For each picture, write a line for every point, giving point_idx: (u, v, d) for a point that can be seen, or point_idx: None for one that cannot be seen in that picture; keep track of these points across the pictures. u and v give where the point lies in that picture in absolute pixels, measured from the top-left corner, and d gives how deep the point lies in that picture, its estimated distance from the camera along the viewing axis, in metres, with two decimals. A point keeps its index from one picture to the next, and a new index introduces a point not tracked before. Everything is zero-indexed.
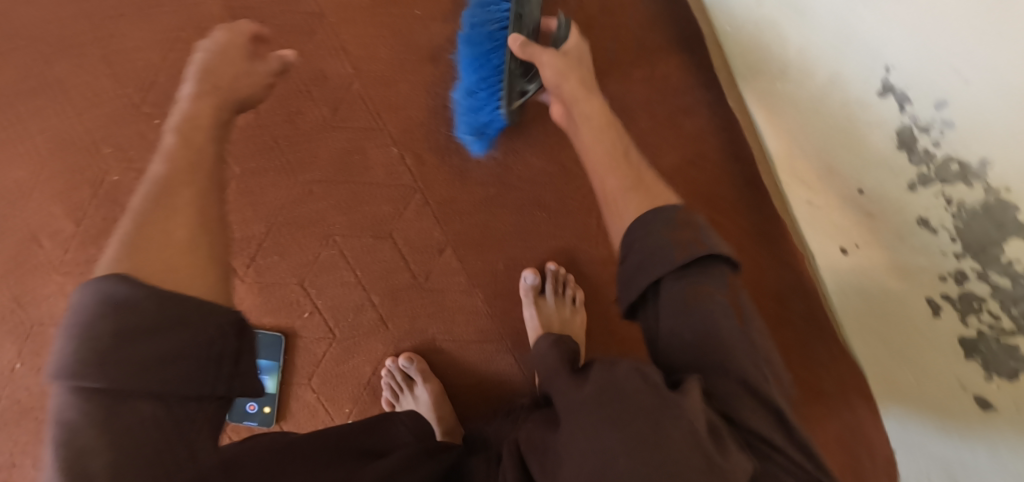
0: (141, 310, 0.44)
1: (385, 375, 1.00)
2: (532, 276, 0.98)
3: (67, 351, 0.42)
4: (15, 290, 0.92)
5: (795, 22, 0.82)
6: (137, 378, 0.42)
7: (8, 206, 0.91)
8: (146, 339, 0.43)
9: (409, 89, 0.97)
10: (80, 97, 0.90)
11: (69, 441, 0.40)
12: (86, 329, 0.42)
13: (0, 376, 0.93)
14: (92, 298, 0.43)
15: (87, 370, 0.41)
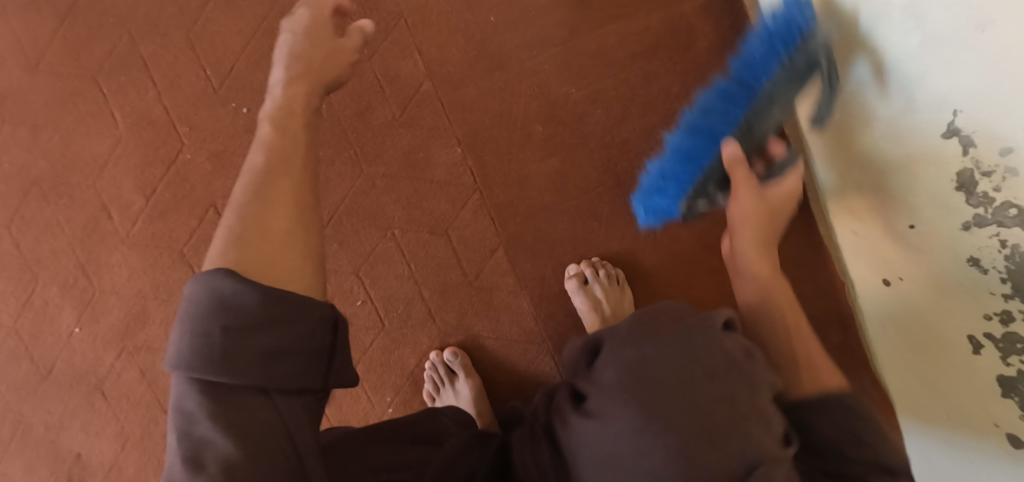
0: (246, 309, 0.45)
1: (428, 366, 1.02)
2: (576, 266, 1.02)
3: (182, 345, 0.45)
4: (80, 257, 0.94)
5: (861, 58, 0.84)
6: (247, 372, 0.45)
7: (80, 175, 0.93)
8: (253, 336, 0.45)
9: (477, 93, 1.00)
10: (162, 77, 0.92)
11: (191, 429, 0.44)
12: (196, 325, 0.44)
13: (57, 340, 0.95)
14: (201, 294, 0.45)
15: (198, 364, 0.44)
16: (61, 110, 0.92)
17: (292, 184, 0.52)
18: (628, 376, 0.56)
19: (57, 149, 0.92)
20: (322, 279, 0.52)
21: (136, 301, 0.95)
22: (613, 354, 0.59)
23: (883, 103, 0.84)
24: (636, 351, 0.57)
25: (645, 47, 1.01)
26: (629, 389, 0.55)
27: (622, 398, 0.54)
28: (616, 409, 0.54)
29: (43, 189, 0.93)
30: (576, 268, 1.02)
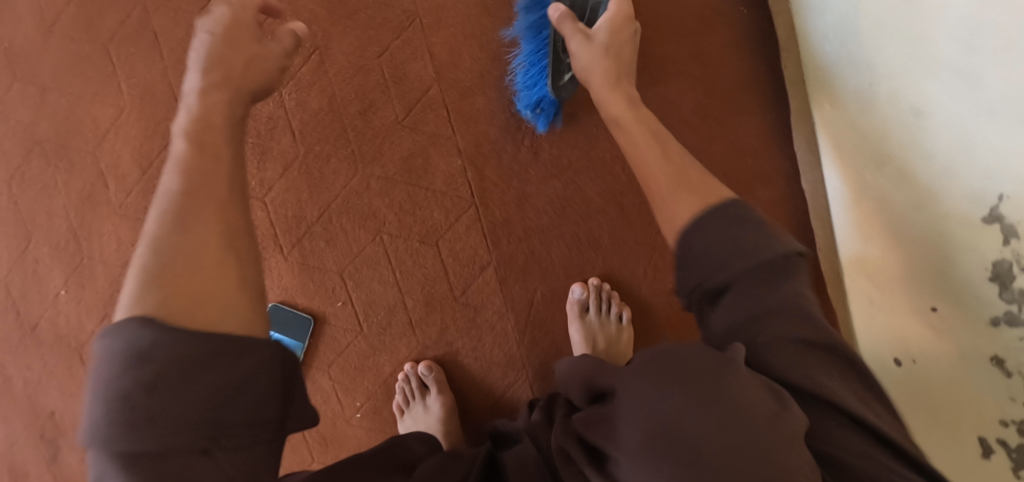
0: (168, 352, 0.40)
1: (401, 377, 0.98)
2: (579, 290, 0.96)
3: (97, 416, 0.39)
4: (73, 222, 0.95)
5: (907, 114, 0.77)
6: (178, 434, 0.39)
7: (82, 141, 0.93)
8: (183, 388, 0.40)
9: (485, 103, 0.95)
10: (171, 52, 0.91)
11: None
12: (117, 385, 0.39)
13: (44, 299, 0.97)
14: (119, 348, 0.40)
15: (118, 435, 0.38)
16: (71, 75, 0.92)
17: (218, 205, 0.49)
18: (653, 434, 0.46)
19: (62, 113, 0.93)
20: (263, 307, 0.48)
21: (121, 272, 0.95)
22: (629, 393, 0.49)
23: (924, 168, 0.75)
24: (661, 401, 0.46)
25: (668, 75, 0.98)
26: (654, 449, 0.45)
27: (647, 460, 0.45)
28: (642, 477, 0.45)
29: (45, 150, 0.94)
30: (582, 292, 0.96)
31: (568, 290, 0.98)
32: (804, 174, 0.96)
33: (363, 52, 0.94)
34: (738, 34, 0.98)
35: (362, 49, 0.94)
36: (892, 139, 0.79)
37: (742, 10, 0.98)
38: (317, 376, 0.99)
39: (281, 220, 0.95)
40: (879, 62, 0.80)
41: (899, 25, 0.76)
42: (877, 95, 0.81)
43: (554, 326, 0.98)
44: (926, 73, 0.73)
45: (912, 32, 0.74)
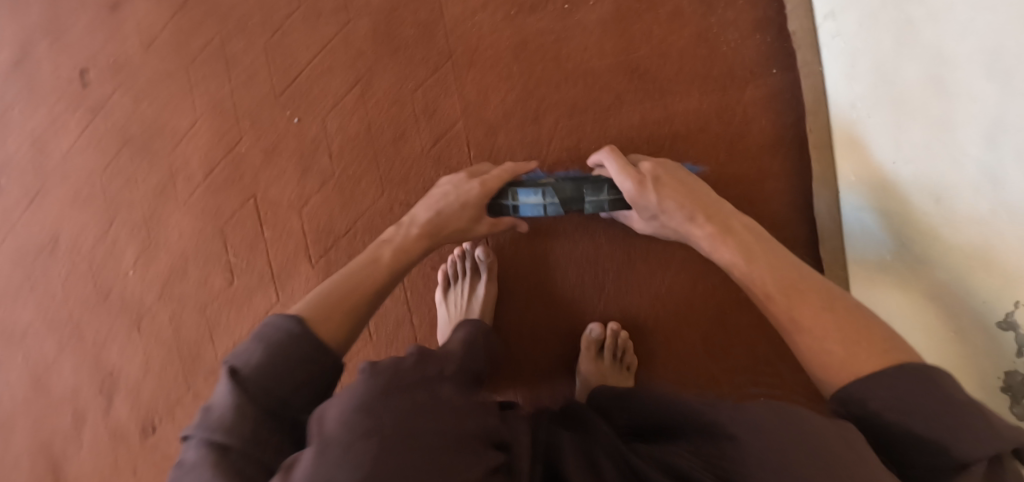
0: (303, 351, 0.63)
1: (457, 252, 1.03)
2: (598, 328, 0.98)
3: (253, 351, 0.62)
4: (146, 213, 1.10)
5: (923, 198, 0.75)
6: (270, 375, 0.60)
7: (161, 144, 1.09)
8: (303, 367, 0.62)
9: (506, 142, 1.00)
10: (240, 76, 1.05)
11: (261, 346, 0.63)
12: (274, 337, 0.64)
13: (116, 275, 1.13)
14: (280, 330, 0.65)
15: (254, 357, 0.62)
16: (159, 88, 1.08)
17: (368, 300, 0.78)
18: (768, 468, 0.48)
19: (149, 120, 1.09)
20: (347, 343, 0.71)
21: (178, 260, 1.10)
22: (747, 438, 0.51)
23: (931, 255, 0.75)
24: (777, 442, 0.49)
25: (689, 130, 0.98)
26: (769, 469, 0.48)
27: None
28: None
29: (132, 148, 1.10)
30: (599, 331, 0.98)
31: (587, 328, 1.00)
32: (826, 242, 0.95)
33: (400, 86, 1.01)
34: (767, 94, 0.96)
35: (398, 85, 1.01)
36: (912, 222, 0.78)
37: (773, 70, 0.96)
38: None
39: (313, 231, 1.05)
40: (899, 141, 0.79)
41: (924, 104, 0.73)
42: (900, 172, 0.79)
43: (547, 362, 1.02)
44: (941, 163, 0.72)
45: (934, 119, 0.72)
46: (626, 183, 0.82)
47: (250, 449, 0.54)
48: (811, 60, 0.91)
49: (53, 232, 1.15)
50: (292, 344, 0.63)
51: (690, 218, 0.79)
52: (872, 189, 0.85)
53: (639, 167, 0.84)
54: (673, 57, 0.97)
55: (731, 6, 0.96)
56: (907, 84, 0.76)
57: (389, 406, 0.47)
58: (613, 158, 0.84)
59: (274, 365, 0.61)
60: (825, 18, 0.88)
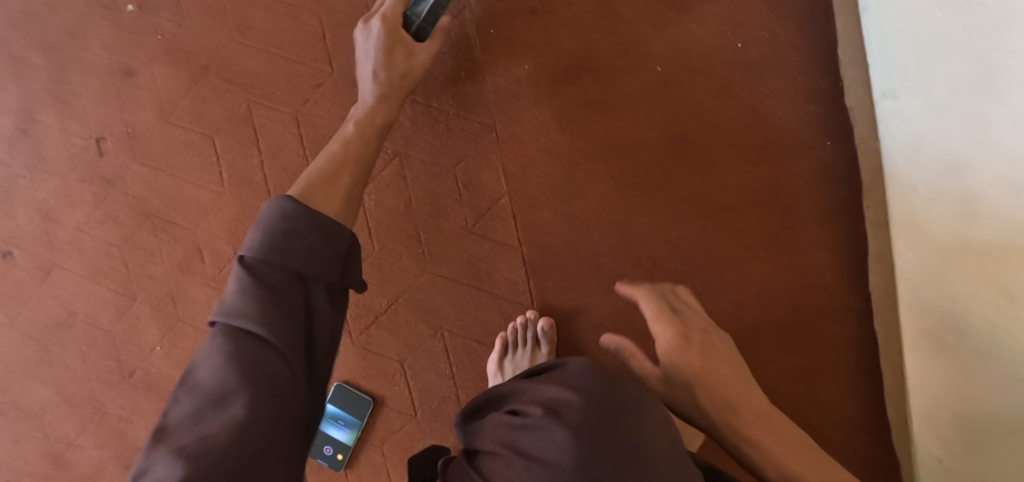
0: (301, 227, 0.56)
1: (520, 320, 0.96)
2: None
3: (256, 239, 0.55)
4: (171, 288, 1.06)
5: (1000, 296, 0.70)
6: (280, 256, 0.54)
7: (185, 217, 1.04)
8: (307, 241, 0.56)
9: (551, 216, 0.96)
10: (269, 147, 1.00)
11: (265, 233, 0.55)
12: (274, 220, 0.56)
13: (141, 351, 1.08)
14: (274, 212, 0.57)
15: (258, 248, 0.54)
16: (181, 159, 1.03)
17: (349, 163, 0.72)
18: None
19: (169, 192, 1.03)
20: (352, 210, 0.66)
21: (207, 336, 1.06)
22: None
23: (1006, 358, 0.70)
24: None
25: (740, 201, 0.94)
26: None
27: None
28: None
29: (152, 221, 1.05)
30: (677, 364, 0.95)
31: None
32: (878, 314, 0.91)
33: (438, 160, 0.97)
34: (820, 168, 0.92)
35: (438, 158, 0.97)
36: (985, 305, 0.72)
37: (827, 141, 0.92)
38: (371, 452, 1.05)
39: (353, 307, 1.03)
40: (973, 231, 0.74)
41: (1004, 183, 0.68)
42: (971, 264, 0.74)
43: None
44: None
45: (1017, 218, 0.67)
46: (661, 332, 0.64)
47: (273, 331, 0.50)
48: (867, 137, 0.88)
49: (69, 308, 1.09)
50: (302, 223, 0.56)
51: (731, 417, 0.59)
52: (933, 274, 0.80)
53: (683, 313, 0.67)
54: (724, 128, 0.93)
55: (784, 75, 0.91)
56: (985, 177, 0.71)
57: (611, 380, 0.55)
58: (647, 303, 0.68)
59: (289, 241, 0.55)
60: (883, 96, 0.83)
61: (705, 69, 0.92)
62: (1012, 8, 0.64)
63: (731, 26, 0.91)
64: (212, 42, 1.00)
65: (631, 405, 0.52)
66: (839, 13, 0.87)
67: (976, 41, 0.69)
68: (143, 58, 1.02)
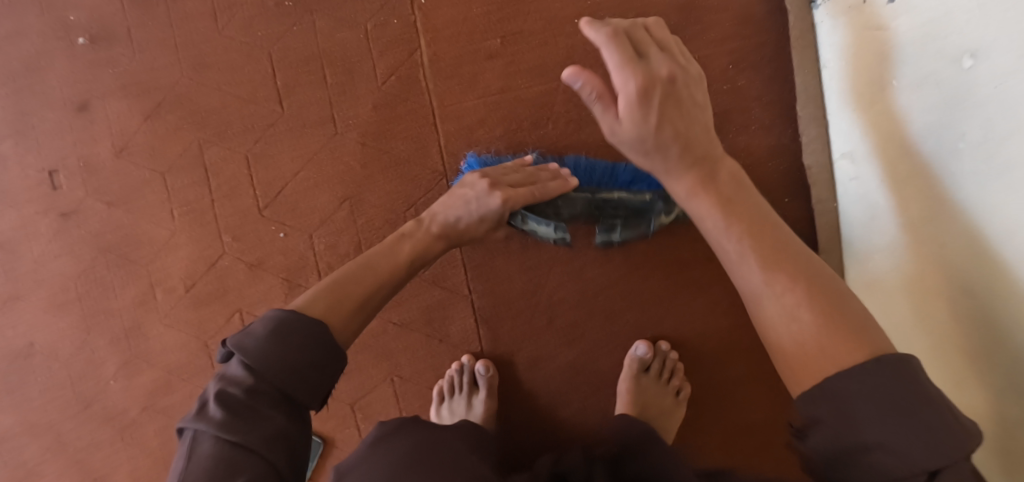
0: (303, 331, 0.59)
1: (456, 366, 0.95)
2: (643, 348, 0.89)
3: (250, 338, 0.58)
4: (127, 324, 1.05)
5: (958, 378, 0.65)
6: (282, 362, 0.56)
7: (141, 254, 1.03)
8: (311, 352, 0.58)
9: (505, 266, 0.93)
10: (222, 187, 0.99)
11: (261, 337, 0.58)
12: (274, 322, 0.59)
13: (97, 384, 1.08)
14: (269, 318, 0.59)
15: (255, 353, 0.56)
16: (136, 196, 1.01)
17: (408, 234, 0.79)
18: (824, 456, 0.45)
19: (125, 228, 1.03)
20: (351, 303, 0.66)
21: (162, 373, 1.05)
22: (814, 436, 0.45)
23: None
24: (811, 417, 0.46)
25: (699, 258, 0.89)
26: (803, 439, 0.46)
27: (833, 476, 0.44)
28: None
29: (108, 257, 1.04)
30: (647, 351, 0.89)
31: (632, 346, 0.91)
32: None
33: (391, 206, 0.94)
34: None
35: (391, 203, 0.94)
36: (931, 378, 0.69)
37: (785, 198, 0.88)
38: None
39: None
40: (927, 307, 0.68)
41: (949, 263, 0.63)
42: (929, 340, 0.69)
43: None
44: (979, 352, 0.61)
45: (968, 304, 0.61)
46: (630, 89, 0.54)
47: (266, 441, 0.53)
48: (824, 196, 0.84)
49: (27, 339, 1.09)
50: (300, 327, 0.59)
51: (679, 149, 0.56)
52: (896, 343, 0.76)
53: (650, 59, 0.55)
54: None
55: (745, 128, 0.87)
56: (938, 255, 0.65)
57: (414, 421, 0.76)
58: (624, 67, 0.54)
59: (276, 353, 0.56)
60: (842, 157, 0.80)
61: None
62: (964, 84, 0.58)
63: None
64: (166, 78, 0.98)
65: (419, 419, 0.77)
66: (799, 68, 0.83)
67: (932, 113, 0.63)
68: (98, 92, 1.00)
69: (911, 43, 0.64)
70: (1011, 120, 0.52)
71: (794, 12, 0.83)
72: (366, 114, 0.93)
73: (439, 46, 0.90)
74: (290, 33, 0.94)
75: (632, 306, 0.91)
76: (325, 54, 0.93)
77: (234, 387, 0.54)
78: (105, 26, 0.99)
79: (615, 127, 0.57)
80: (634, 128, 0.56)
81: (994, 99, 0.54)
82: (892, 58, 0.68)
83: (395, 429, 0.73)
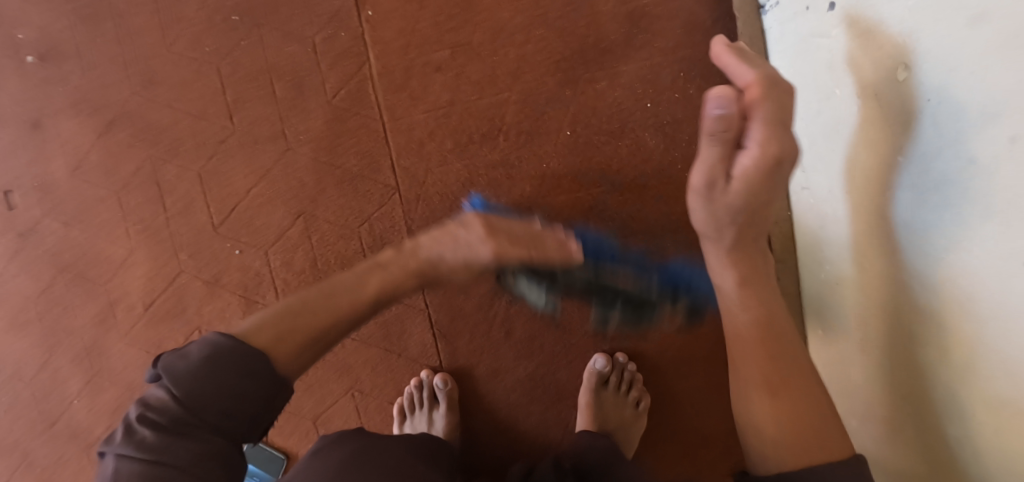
0: (229, 364, 0.50)
1: (414, 381, 0.94)
2: (601, 360, 0.89)
3: (167, 373, 0.50)
4: (88, 343, 1.04)
5: (893, 398, 0.62)
6: (198, 403, 0.49)
7: (99, 272, 1.02)
8: (239, 382, 0.50)
9: (461, 280, 0.92)
10: (176, 204, 0.98)
11: (183, 368, 0.50)
12: (201, 351, 0.51)
13: (60, 404, 1.07)
14: (202, 347, 0.51)
15: (171, 392, 0.49)
16: (91, 214, 1.00)
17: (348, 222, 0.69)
18: None
19: (81, 246, 1.02)
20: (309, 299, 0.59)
21: (125, 391, 1.04)
22: None
23: (899, 465, 0.63)
24: None
25: None
26: None
27: None
28: None
29: (67, 276, 1.03)
30: (604, 365, 0.88)
31: (590, 359, 0.90)
32: None
33: (345, 221, 0.93)
34: None
35: (345, 217, 0.93)
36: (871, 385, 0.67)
37: None
38: None
39: None
40: (868, 320, 0.65)
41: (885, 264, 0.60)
42: (868, 356, 0.66)
43: None
44: (915, 371, 0.58)
45: (903, 309, 0.58)
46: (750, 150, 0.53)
47: None
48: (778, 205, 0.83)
49: None
50: (228, 357, 0.51)
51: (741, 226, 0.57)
52: (843, 356, 0.73)
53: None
54: (635, 194, 0.87)
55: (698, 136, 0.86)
56: (878, 260, 0.62)
57: (358, 434, 0.67)
58: (759, 133, 0.53)
59: (208, 385, 0.49)
60: None
61: (616, 129, 0.87)
62: (895, 95, 0.55)
63: (641, 85, 0.86)
64: (116, 95, 0.97)
65: (364, 431, 0.68)
66: None
67: (867, 124, 0.60)
68: (49, 111, 0.99)
69: (849, 53, 0.62)
70: (942, 133, 0.50)
71: (742, 19, 0.82)
72: (317, 129, 0.93)
73: (388, 59, 0.90)
74: (239, 48, 0.93)
75: (590, 319, 0.90)
76: (275, 69, 0.93)
77: (161, 417, 0.48)
78: (53, 44, 0.98)
79: (712, 182, 0.55)
80: (728, 197, 0.55)
81: (925, 111, 0.52)
82: (833, 67, 0.65)
83: (335, 443, 0.66)
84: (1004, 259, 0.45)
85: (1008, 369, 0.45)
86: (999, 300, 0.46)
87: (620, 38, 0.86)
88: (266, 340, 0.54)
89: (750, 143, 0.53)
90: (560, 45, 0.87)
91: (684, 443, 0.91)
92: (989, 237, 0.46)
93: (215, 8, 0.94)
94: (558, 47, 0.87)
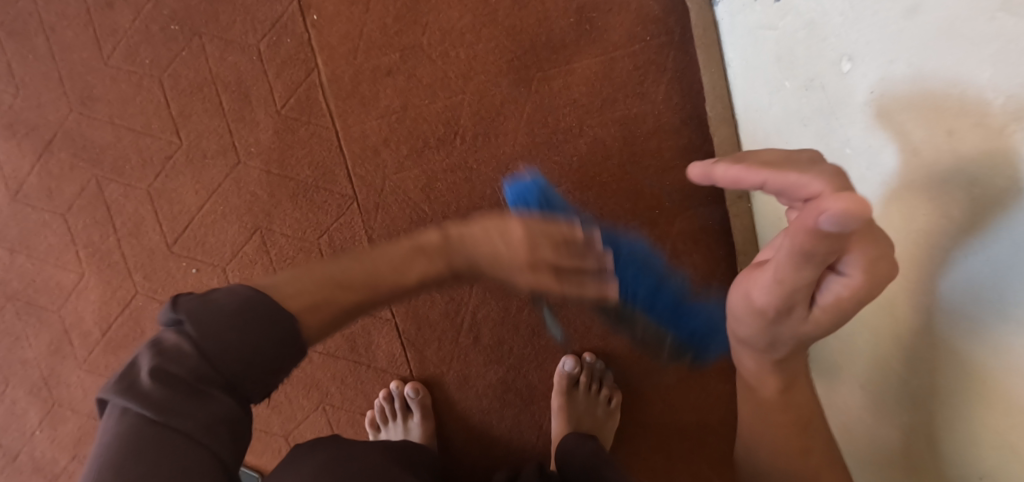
0: (256, 310, 0.44)
1: (384, 393, 0.92)
2: (570, 362, 0.88)
3: (198, 306, 0.43)
4: (45, 372, 1.00)
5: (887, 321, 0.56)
6: (221, 348, 0.42)
7: (50, 299, 0.98)
8: (255, 337, 0.43)
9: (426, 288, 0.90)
10: (125, 225, 0.94)
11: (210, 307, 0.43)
12: (238, 294, 0.44)
13: (21, 436, 1.02)
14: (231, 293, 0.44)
15: (195, 325, 0.42)
16: (36, 239, 0.96)
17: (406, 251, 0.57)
18: None
19: (30, 274, 0.98)
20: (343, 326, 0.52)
21: (87, 419, 1.01)
22: None
23: (881, 470, 0.61)
24: None
25: None
26: None
27: None
28: None
29: (16, 304, 0.99)
30: (574, 366, 0.88)
31: (560, 362, 0.90)
32: None
33: (303, 234, 0.90)
34: (698, 227, 0.86)
35: (302, 229, 0.90)
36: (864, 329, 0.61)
37: (703, 200, 0.86)
38: None
39: None
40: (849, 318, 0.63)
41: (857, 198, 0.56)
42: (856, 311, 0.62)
43: None
44: (893, 377, 0.56)
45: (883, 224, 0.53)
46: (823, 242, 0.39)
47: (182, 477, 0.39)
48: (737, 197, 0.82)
49: None
50: (259, 310, 0.44)
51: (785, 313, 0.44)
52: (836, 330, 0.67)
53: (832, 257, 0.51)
54: (595, 191, 0.86)
55: (656, 131, 0.84)
56: None
57: (323, 443, 0.57)
58: (859, 257, 0.38)
59: (228, 329, 0.42)
60: None
61: (573, 128, 0.85)
62: (842, 85, 0.55)
63: (595, 80, 0.84)
64: (53, 114, 0.93)
65: (329, 436, 0.59)
66: (705, 67, 0.81)
67: (817, 116, 0.60)
68: None
69: (794, 45, 0.61)
70: (889, 121, 0.49)
71: (694, 10, 0.81)
72: (267, 140, 0.89)
73: (337, 64, 0.87)
74: (180, 59, 0.90)
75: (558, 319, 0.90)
76: (219, 79, 0.89)
77: (176, 366, 0.41)
78: None
79: (790, 307, 0.43)
80: (808, 323, 0.44)
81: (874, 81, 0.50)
82: (782, 59, 0.65)
83: (307, 453, 0.56)
84: (965, 246, 0.43)
85: (986, 380, 0.43)
86: (962, 289, 0.44)
87: (572, 36, 0.84)
88: (300, 304, 0.47)
89: (847, 270, 0.39)
90: (513, 44, 0.85)
91: (658, 436, 0.91)
92: (939, 201, 0.45)
93: (151, 17, 0.90)
94: (511, 45, 0.85)
